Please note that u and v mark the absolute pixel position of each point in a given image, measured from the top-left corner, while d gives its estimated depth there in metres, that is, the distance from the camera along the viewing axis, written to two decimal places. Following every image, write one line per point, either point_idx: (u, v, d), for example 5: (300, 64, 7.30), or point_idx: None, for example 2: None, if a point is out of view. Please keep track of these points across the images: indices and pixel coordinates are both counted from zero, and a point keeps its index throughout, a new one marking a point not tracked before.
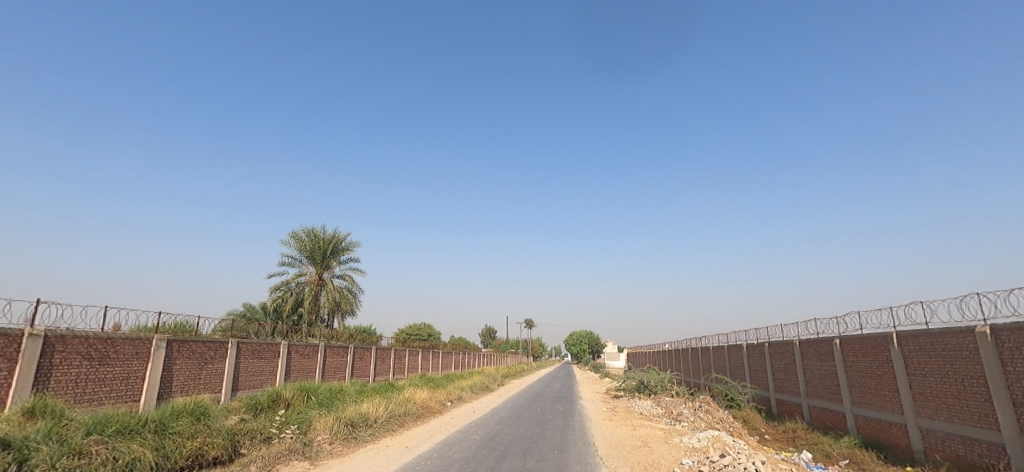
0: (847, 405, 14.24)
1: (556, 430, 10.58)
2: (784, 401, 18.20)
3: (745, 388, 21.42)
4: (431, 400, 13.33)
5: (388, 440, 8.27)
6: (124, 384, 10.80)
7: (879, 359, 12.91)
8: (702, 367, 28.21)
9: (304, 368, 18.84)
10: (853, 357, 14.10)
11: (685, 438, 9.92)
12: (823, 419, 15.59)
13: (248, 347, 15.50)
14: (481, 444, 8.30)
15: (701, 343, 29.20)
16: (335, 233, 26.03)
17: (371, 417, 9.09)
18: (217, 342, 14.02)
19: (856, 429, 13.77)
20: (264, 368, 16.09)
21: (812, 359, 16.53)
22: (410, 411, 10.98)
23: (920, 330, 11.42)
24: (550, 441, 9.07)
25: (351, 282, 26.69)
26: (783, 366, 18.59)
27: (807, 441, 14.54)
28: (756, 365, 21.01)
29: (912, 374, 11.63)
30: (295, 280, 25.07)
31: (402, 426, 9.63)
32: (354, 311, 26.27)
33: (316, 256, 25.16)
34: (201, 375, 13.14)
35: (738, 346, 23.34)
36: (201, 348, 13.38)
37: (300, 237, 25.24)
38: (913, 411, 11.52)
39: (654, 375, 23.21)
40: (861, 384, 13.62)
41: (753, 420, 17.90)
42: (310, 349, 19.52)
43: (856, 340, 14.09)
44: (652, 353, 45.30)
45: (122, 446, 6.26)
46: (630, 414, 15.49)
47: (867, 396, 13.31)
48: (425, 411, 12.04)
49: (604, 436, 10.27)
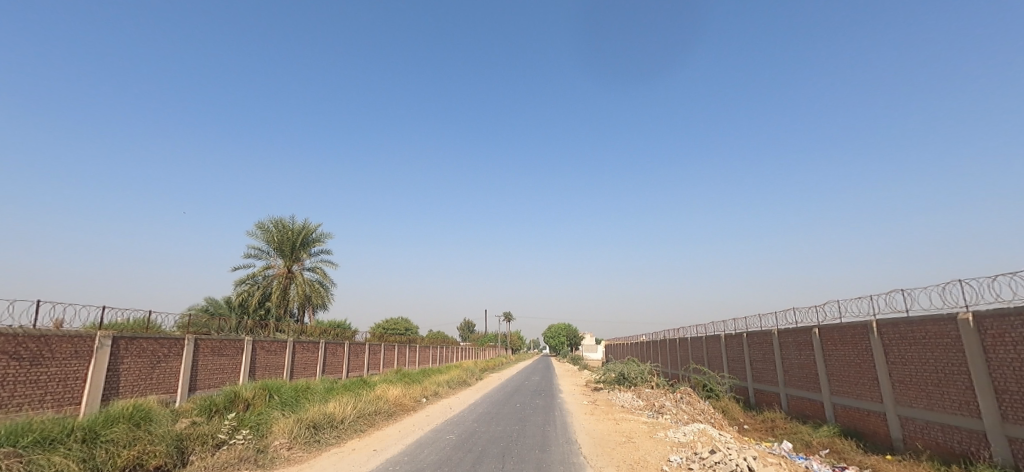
0: (825, 394, 14.21)
1: (536, 427, 10.08)
2: (763, 391, 18.20)
3: (724, 378, 21.42)
4: (405, 397, 12.69)
5: (354, 442, 7.61)
6: (62, 386, 9.85)
7: (859, 347, 12.84)
8: (681, 358, 28.27)
9: (271, 366, 17.91)
10: (832, 346, 14.04)
11: (670, 432, 9.56)
12: (801, 408, 15.58)
13: (208, 343, 14.54)
14: (457, 445, 7.71)
15: (679, 334, 29.26)
16: (305, 224, 24.94)
17: (337, 418, 8.40)
18: (172, 339, 13.05)
19: (834, 418, 13.74)
20: (225, 366, 15.15)
21: (790, 349, 16.50)
22: (382, 410, 10.32)
23: (901, 318, 11.31)
24: (530, 439, 8.58)
25: (321, 275, 25.67)
26: (762, 356, 18.58)
27: (786, 430, 14.47)
28: (735, 355, 21.01)
29: (892, 363, 11.55)
30: (262, 273, 23.94)
31: (372, 427, 8.95)
32: (325, 305, 25.31)
33: (285, 248, 24.07)
34: (153, 375, 12.19)
35: (716, 337, 23.35)
36: (154, 346, 12.40)
37: (267, 228, 24.08)
38: (892, 399, 11.45)
39: (633, 367, 23.03)
40: (840, 373, 13.57)
41: (731, 410, 17.85)
42: (277, 345, 18.57)
43: (835, 329, 14.04)
44: (630, 345, 45.60)
45: (39, 459, 5.49)
46: (611, 407, 15.17)
47: (846, 385, 13.26)
48: (397, 409, 11.39)
49: (586, 432, 9.81)
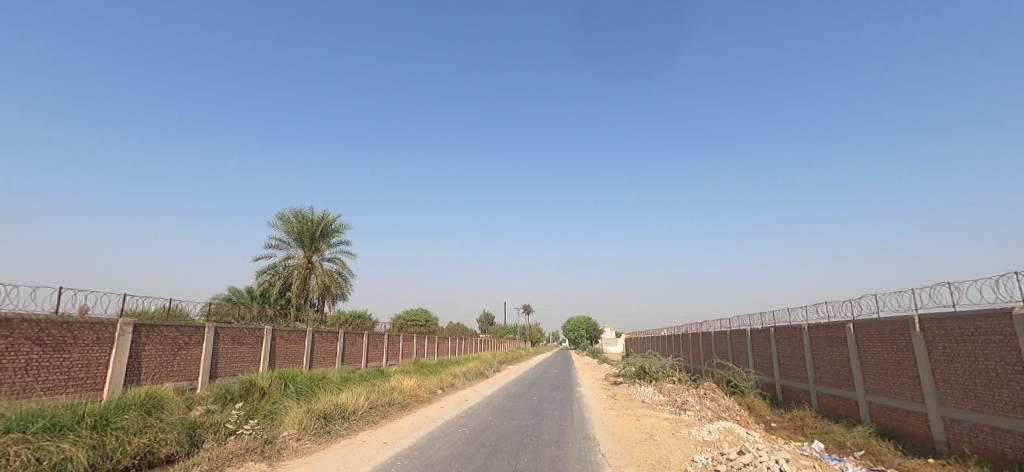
0: (860, 393, 13.51)
1: (553, 422, 9.75)
2: (791, 388, 17.50)
3: (749, 374, 20.72)
4: (420, 389, 12.51)
5: (365, 434, 7.42)
6: (84, 372, 9.95)
7: (898, 344, 12.11)
8: (704, 353, 27.56)
9: (291, 355, 18.02)
10: (868, 343, 13.32)
11: (694, 430, 9.12)
12: (832, 406, 14.89)
13: (228, 332, 14.64)
14: (469, 439, 7.43)
15: (701, 329, 28.53)
16: (324, 215, 25.04)
17: (349, 409, 8.23)
18: (192, 327, 13.14)
19: (869, 418, 13.04)
20: (246, 354, 15.27)
21: (821, 345, 15.76)
22: (395, 401, 10.15)
23: (947, 313, 10.57)
24: (546, 435, 8.25)
25: (341, 266, 25.78)
26: (790, 352, 17.85)
27: (817, 429, 13.84)
28: (761, 350, 20.28)
29: (935, 361, 10.84)
30: (283, 263, 24.16)
31: (384, 418, 8.76)
32: (345, 295, 25.46)
33: (304, 239, 24.22)
34: (174, 362, 12.29)
35: (741, 331, 22.62)
36: (174, 333, 12.48)
37: (287, 218, 24.25)
38: (935, 399, 10.75)
39: (655, 361, 22.49)
40: (877, 370, 12.86)
41: (757, 407, 17.22)
42: (296, 335, 18.66)
43: (871, 325, 13.30)
44: (650, 339, 44.91)
45: (48, 446, 5.40)
46: (632, 402, 14.77)
47: (883, 384, 12.56)
48: (412, 400, 11.21)
49: (605, 428, 9.43)
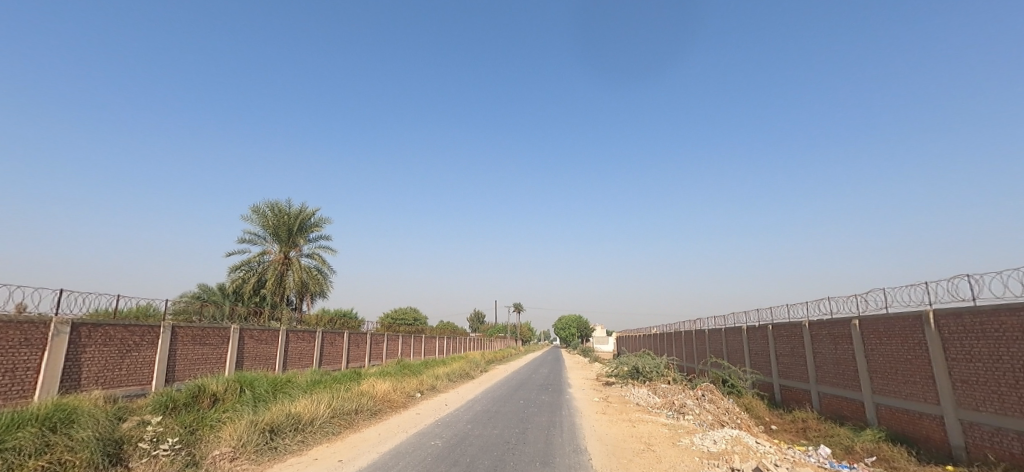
0: (866, 393, 12.72)
1: (539, 431, 8.76)
2: (790, 388, 16.72)
3: (746, 373, 19.93)
4: (395, 393, 11.42)
5: (319, 450, 6.37)
6: (9, 378, 8.79)
7: (910, 342, 11.30)
8: (698, 352, 26.79)
9: (261, 356, 16.82)
10: (876, 341, 12.50)
11: (697, 439, 8.20)
12: (836, 407, 14.10)
13: (189, 332, 13.48)
14: (441, 455, 6.36)
15: (695, 327, 27.77)
16: (302, 208, 23.82)
17: (304, 419, 7.16)
18: (144, 326, 11.96)
19: (877, 420, 12.25)
20: (209, 356, 14.10)
21: (824, 342, 14.95)
22: (363, 408, 9.07)
23: (966, 308, 9.76)
24: (531, 447, 7.25)
25: (320, 262, 24.60)
26: (789, 349, 17.08)
27: (820, 432, 13.00)
28: (759, 349, 19.48)
29: (952, 360, 10.02)
30: (258, 259, 22.94)
31: (348, 429, 7.70)
32: (324, 293, 24.31)
33: (281, 234, 23.02)
34: (122, 366, 11.14)
35: (737, 329, 21.82)
36: (122, 334, 11.30)
37: (262, 211, 22.99)
38: (952, 401, 9.95)
39: (648, 360, 21.63)
40: (885, 370, 12.06)
41: (755, 408, 16.42)
42: (269, 334, 17.48)
43: (879, 321, 12.49)
44: (643, 338, 44.13)
45: None
46: (626, 405, 13.87)
47: (892, 384, 11.76)
48: (384, 407, 10.12)
49: (598, 438, 8.45)
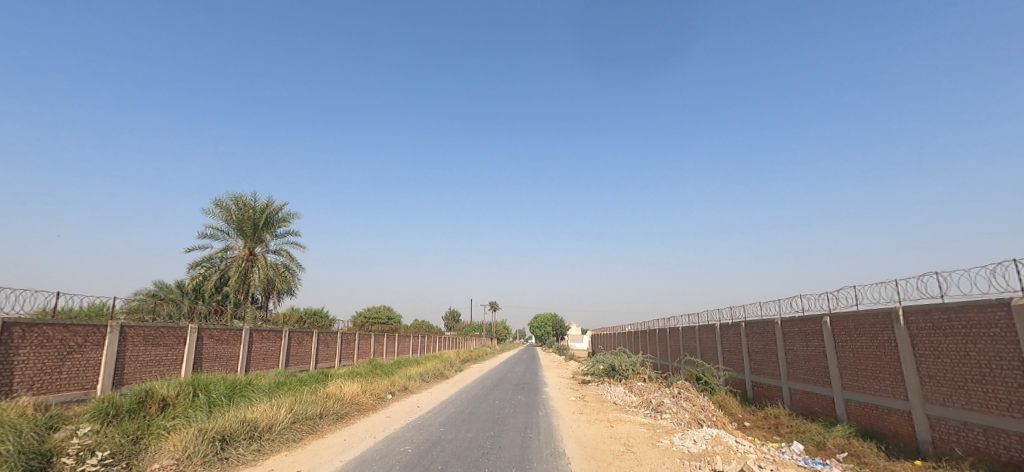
0: (836, 389, 12.86)
1: (515, 433, 8.42)
2: (762, 384, 16.91)
3: (719, 370, 20.08)
4: (364, 395, 10.91)
5: (276, 459, 5.88)
6: None
7: (879, 338, 11.44)
8: (672, 349, 27.00)
9: (222, 357, 15.97)
10: (846, 337, 12.63)
11: (676, 439, 8.03)
12: (807, 403, 14.27)
13: (140, 332, 12.61)
14: (410, 462, 5.93)
15: (669, 324, 27.97)
16: (268, 202, 22.83)
17: (261, 426, 6.64)
18: (88, 327, 11.09)
19: (847, 416, 12.39)
20: (163, 358, 13.25)
21: (795, 339, 15.11)
22: (328, 412, 8.55)
23: (935, 304, 9.88)
24: (507, 452, 6.89)
25: (287, 258, 23.66)
26: (761, 346, 17.24)
27: (792, 428, 13.08)
28: (731, 346, 19.66)
29: (921, 355, 10.15)
30: (220, 255, 21.88)
31: (311, 435, 7.20)
32: (292, 291, 23.42)
33: (245, 229, 22.01)
34: (61, 369, 10.28)
35: (710, 327, 21.99)
36: (61, 334, 10.44)
37: (225, 205, 21.93)
38: (919, 396, 10.09)
39: (623, 358, 21.59)
40: (855, 366, 12.20)
41: (729, 404, 16.52)
42: (230, 334, 16.59)
43: (849, 317, 12.63)
44: (617, 335, 44.47)
45: None
46: (602, 404, 13.69)
47: (862, 380, 11.90)
48: (352, 410, 9.61)
49: (575, 440, 8.18)
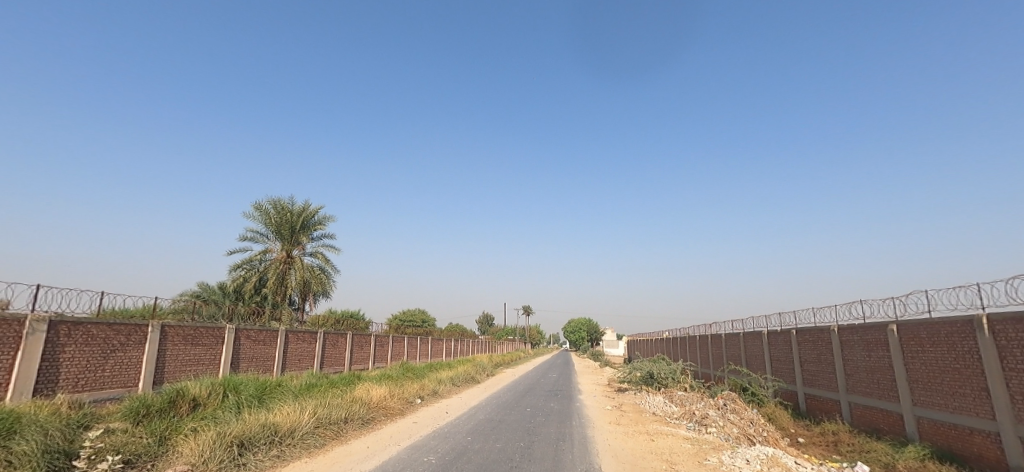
0: (905, 405, 11.64)
1: (548, 445, 7.87)
2: (817, 397, 15.67)
3: (767, 380, 18.84)
4: (392, 399, 10.61)
5: (294, 467, 5.59)
6: None
7: (958, 350, 10.25)
8: (714, 357, 25.73)
9: (259, 357, 16.17)
10: (917, 347, 11.42)
11: (726, 457, 7.28)
12: (870, 419, 13.03)
13: (180, 331, 12.82)
14: None
15: (711, 331, 26.71)
16: (306, 206, 23.22)
17: (282, 430, 6.40)
18: (130, 325, 11.32)
19: (918, 435, 11.17)
20: (201, 357, 13.45)
21: (855, 349, 13.89)
22: (354, 416, 8.29)
23: None
24: (539, 466, 6.34)
25: (323, 260, 23.98)
26: (815, 356, 16.02)
27: (854, 447, 11.93)
28: (780, 355, 18.42)
29: (1011, 370, 8.95)
30: (259, 257, 22.38)
31: (334, 441, 6.92)
32: (328, 293, 23.70)
33: (284, 232, 22.45)
34: (105, 367, 10.50)
35: (756, 334, 20.73)
36: (105, 333, 10.67)
37: (264, 209, 22.43)
38: (1010, 416, 8.89)
39: (663, 366, 20.62)
40: (928, 380, 10.99)
41: (779, 418, 15.39)
42: (267, 335, 16.79)
43: (920, 326, 11.43)
44: (654, 342, 43.11)
45: None
46: (642, 415, 12.94)
47: (937, 395, 10.70)
48: (378, 415, 9.33)
49: (613, 454, 7.57)
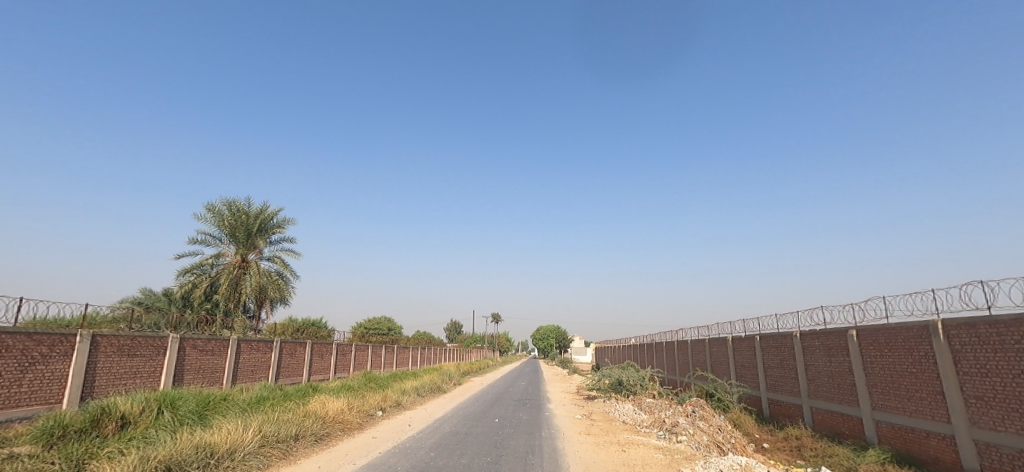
0: (865, 409, 11.83)
1: (517, 460, 7.41)
2: (780, 402, 15.86)
3: (732, 386, 19.02)
4: (350, 413, 9.96)
5: None
6: None
7: (914, 354, 10.47)
8: (681, 363, 25.95)
9: (206, 369, 15.08)
10: (876, 353, 11.65)
11: (699, 468, 7.05)
12: (831, 424, 13.23)
13: (114, 341, 11.77)
14: None
15: (677, 337, 26.96)
16: (263, 208, 22.11)
17: (220, 451, 5.76)
18: (55, 336, 10.28)
19: (878, 439, 11.35)
20: (139, 370, 12.40)
21: (816, 354, 14.12)
22: (306, 433, 7.64)
23: (981, 317, 8.93)
24: None
25: (281, 265, 22.87)
26: (778, 361, 16.23)
27: (817, 452, 12.03)
28: (745, 360, 18.63)
29: (965, 374, 9.16)
30: (211, 262, 21.12)
31: (281, 462, 6.30)
32: (285, 299, 22.60)
33: (238, 235, 21.28)
34: (22, 382, 9.45)
35: (721, 340, 20.98)
36: (23, 344, 9.61)
37: (218, 210, 21.21)
38: (965, 420, 9.08)
39: (631, 373, 20.57)
40: (887, 384, 11.20)
41: (744, 423, 15.48)
42: (216, 345, 15.71)
43: (878, 331, 11.67)
44: (622, 349, 43.30)
45: None
46: (610, 424, 12.70)
47: (895, 399, 10.90)
48: (334, 430, 8.69)
49: (584, 468, 7.20)
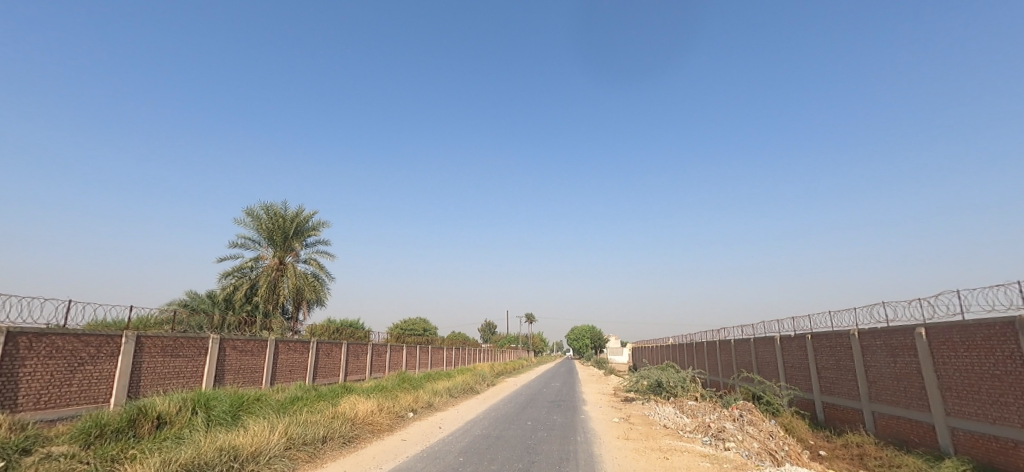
0: (937, 415, 10.75)
1: (550, 468, 6.93)
2: (836, 406, 14.76)
3: (782, 388, 17.91)
4: (380, 414, 9.77)
5: None
6: None
7: (996, 354, 9.40)
8: (724, 365, 24.79)
9: (245, 369, 15.35)
10: (949, 353, 10.57)
11: None
12: (897, 430, 12.13)
13: (158, 342, 12.05)
14: None
15: (719, 337, 25.78)
16: (299, 211, 22.50)
17: (244, 454, 5.61)
18: (102, 337, 10.56)
19: (953, 447, 10.28)
20: (182, 370, 12.68)
21: (877, 354, 13.03)
22: (334, 435, 7.47)
23: None
24: None
25: (317, 267, 23.24)
26: (833, 362, 15.12)
27: (882, 461, 11.02)
28: (795, 361, 17.50)
29: None
30: (250, 264, 21.65)
31: (307, 465, 6.11)
32: (321, 301, 22.93)
33: (275, 238, 21.72)
34: (72, 382, 9.74)
35: (768, 340, 19.84)
36: (72, 345, 9.89)
37: (256, 214, 21.72)
38: None
39: (671, 374, 19.73)
40: (963, 387, 10.12)
41: (797, 429, 14.47)
42: (255, 345, 15.99)
43: (951, 329, 10.57)
44: (660, 349, 41.99)
45: None
46: (651, 428, 12.03)
47: (974, 404, 9.83)
48: (363, 432, 8.50)
49: None
